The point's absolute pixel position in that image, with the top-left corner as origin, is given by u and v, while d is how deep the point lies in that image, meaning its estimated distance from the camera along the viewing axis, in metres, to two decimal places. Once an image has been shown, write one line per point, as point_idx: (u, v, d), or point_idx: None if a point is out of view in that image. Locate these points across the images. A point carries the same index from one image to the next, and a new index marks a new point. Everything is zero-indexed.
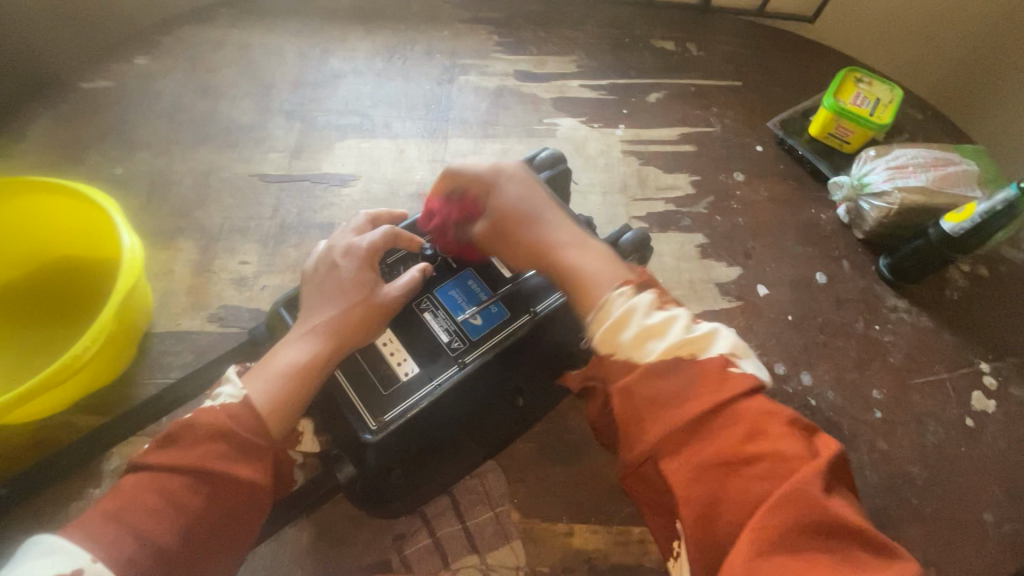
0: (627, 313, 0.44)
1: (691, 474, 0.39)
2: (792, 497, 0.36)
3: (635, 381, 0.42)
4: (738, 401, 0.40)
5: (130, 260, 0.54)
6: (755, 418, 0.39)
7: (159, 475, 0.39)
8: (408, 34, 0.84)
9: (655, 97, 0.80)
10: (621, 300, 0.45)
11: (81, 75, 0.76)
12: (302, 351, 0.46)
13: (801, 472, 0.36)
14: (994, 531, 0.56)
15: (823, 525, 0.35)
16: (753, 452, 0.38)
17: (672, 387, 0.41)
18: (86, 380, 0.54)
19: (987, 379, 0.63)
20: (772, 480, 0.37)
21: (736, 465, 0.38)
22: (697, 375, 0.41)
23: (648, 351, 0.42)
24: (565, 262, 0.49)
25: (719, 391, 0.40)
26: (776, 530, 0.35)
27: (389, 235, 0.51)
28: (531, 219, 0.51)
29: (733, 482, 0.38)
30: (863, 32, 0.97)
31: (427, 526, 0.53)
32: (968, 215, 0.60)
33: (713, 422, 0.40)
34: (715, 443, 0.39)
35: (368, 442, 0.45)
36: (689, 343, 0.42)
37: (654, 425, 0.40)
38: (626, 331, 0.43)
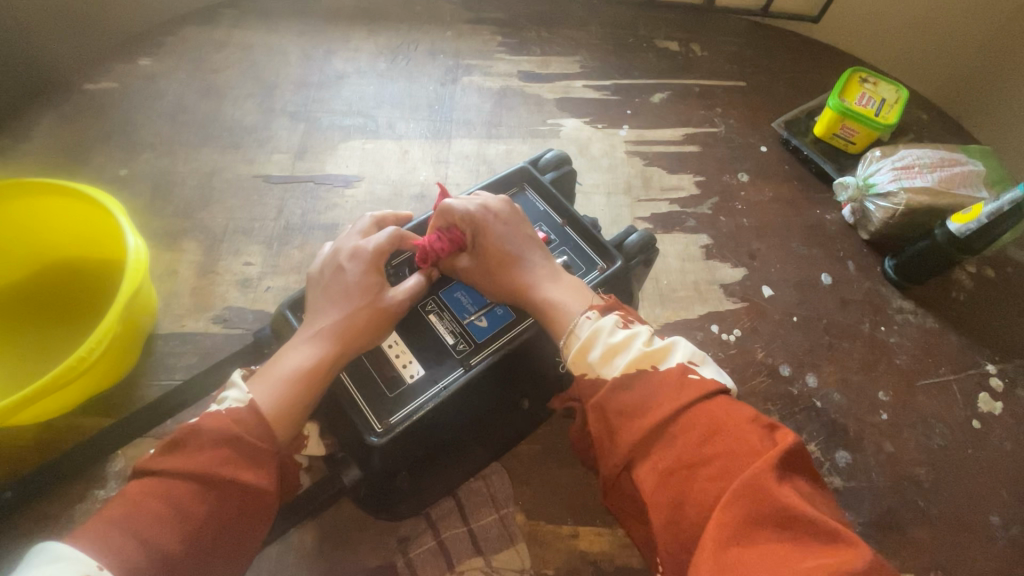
0: (594, 334, 0.45)
1: (655, 479, 0.39)
2: (744, 494, 0.35)
3: (604, 397, 0.42)
4: (696, 404, 0.40)
5: (135, 262, 0.53)
6: (712, 418, 0.39)
7: (165, 482, 0.39)
8: (411, 34, 0.84)
9: (659, 97, 0.80)
10: (587, 322, 0.45)
11: (85, 76, 0.76)
12: (308, 355, 0.45)
13: (753, 466, 0.36)
14: (1001, 534, 0.55)
15: (778, 517, 0.35)
16: (709, 453, 0.38)
17: (637, 399, 0.41)
18: (92, 382, 0.55)
19: (994, 380, 0.63)
20: (728, 477, 0.37)
21: (695, 466, 0.38)
22: (659, 384, 0.41)
23: (612, 368, 0.43)
24: (540, 292, 0.48)
25: (678, 397, 0.40)
26: (733, 526, 0.35)
27: (395, 237, 0.51)
28: (518, 263, 0.50)
29: (694, 483, 0.38)
30: (864, 31, 0.97)
31: (433, 527, 0.53)
32: (974, 216, 0.60)
33: (674, 427, 0.40)
34: (675, 447, 0.39)
35: (373, 445, 0.45)
36: (649, 356, 0.43)
37: (620, 437, 0.41)
38: (593, 352, 0.44)
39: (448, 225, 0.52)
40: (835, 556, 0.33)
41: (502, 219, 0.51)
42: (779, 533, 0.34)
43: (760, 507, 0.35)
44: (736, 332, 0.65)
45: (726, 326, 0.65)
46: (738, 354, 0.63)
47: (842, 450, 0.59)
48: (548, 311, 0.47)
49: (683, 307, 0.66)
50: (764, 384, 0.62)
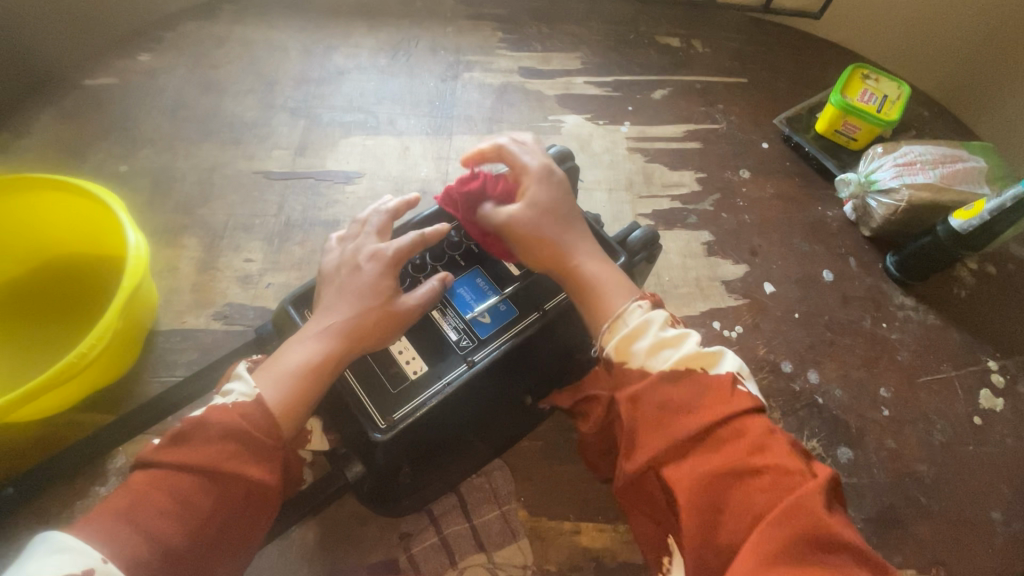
0: (645, 324, 0.45)
1: (696, 480, 0.39)
2: (793, 510, 0.36)
3: (646, 388, 0.43)
4: (745, 416, 0.41)
5: (135, 258, 0.53)
6: (761, 433, 0.40)
7: (169, 475, 0.39)
8: (412, 30, 0.84)
9: (660, 94, 0.80)
10: (637, 312, 0.46)
11: (84, 72, 0.76)
12: (315, 350, 0.45)
13: (804, 485, 0.38)
14: (1002, 530, 0.55)
15: (824, 539, 0.36)
16: (757, 464, 0.39)
17: (684, 398, 0.42)
18: (93, 378, 0.54)
19: (995, 376, 0.63)
20: (776, 492, 0.38)
21: (743, 473, 0.39)
22: (707, 388, 0.42)
23: (661, 361, 0.44)
24: (585, 266, 0.48)
25: (728, 404, 0.41)
26: (781, 540, 0.36)
27: (416, 242, 0.49)
28: (564, 225, 0.50)
29: (738, 491, 0.39)
30: (860, 32, 0.98)
31: (435, 524, 0.53)
32: (977, 212, 0.60)
33: (720, 434, 0.41)
34: (722, 454, 0.40)
35: (376, 442, 0.45)
36: (700, 358, 0.43)
37: (664, 433, 0.41)
38: (640, 342, 0.45)
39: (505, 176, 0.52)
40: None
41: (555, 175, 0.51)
42: (820, 554, 0.36)
43: (808, 527, 0.36)
44: (738, 328, 0.65)
45: (728, 323, 0.65)
46: (740, 351, 0.63)
47: (843, 446, 0.59)
48: (589, 283, 0.48)
49: (685, 303, 0.66)
50: (765, 380, 0.62)
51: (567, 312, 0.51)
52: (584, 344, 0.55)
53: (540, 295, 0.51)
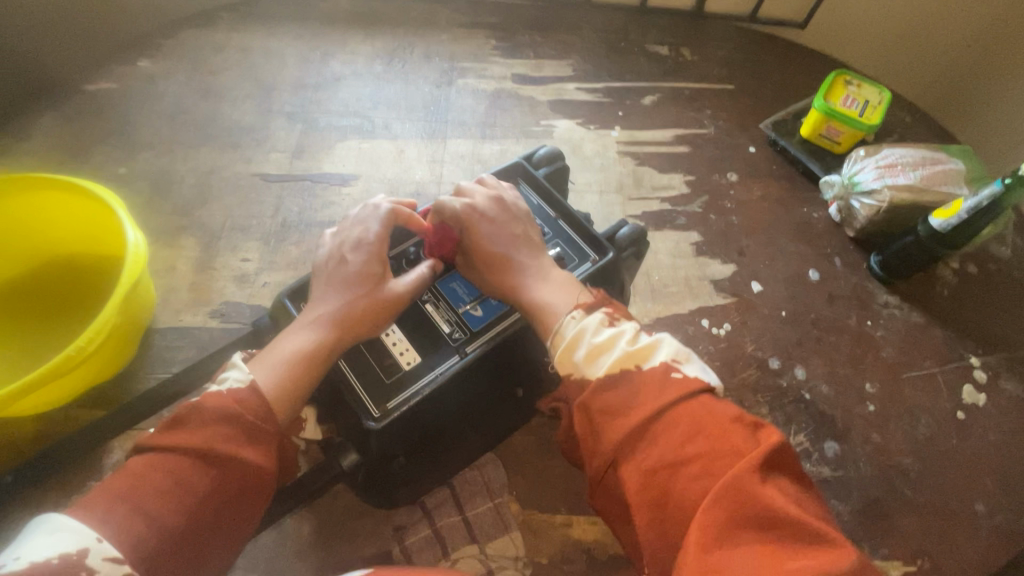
0: (579, 334, 0.46)
1: (640, 480, 0.39)
2: (726, 494, 0.36)
3: (589, 395, 0.43)
4: (680, 403, 0.41)
5: (134, 256, 0.54)
6: (696, 420, 0.40)
7: (166, 457, 0.40)
8: (407, 38, 0.86)
9: (650, 99, 0.82)
10: (572, 322, 0.46)
11: (84, 77, 0.77)
12: (307, 340, 0.46)
13: (736, 468, 0.37)
14: (986, 522, 0.56)
15: (762, 517, 0.36)
16: (691, 453, 0.39)
17: (622, 397, 0.42)
18: (90, 373, 0.55)
19: (977, 372, 0.64)
20: (711, 477, 0.38)
21: (680, 465, 0.39)
22: (642, 384, 0.42)
23: (596, 368, 0.44)
24: (526, 292, 0.49)
25: (659, 397, 0.41)
26: (717, 526, 0.36)
27: (389, 218, 0.52)
28: (498, 260, 0.50)
29: (677, 483, 0.38)
30: (838, 43, 1.00)
31: (427, 516, 0.53)
32: (955, 211, 0.62)
33: (655, 427, 0.40)
34: (659, 447, 0.40)
35: (370, 429, 0.46)
36: (633, 356, 0.43)
37: (601, 436, 0.41)
38: (578, 351, 0.45)
39: (442, 224, 0.52)
40: (820, 558, 0.34)
41: (487, 217, 0.52)
42: (760, 533, 0.35)
43: (743, 508, 0.36)
44: (726, 326, 0.66)
45: (717, 320, 0.67)
46: (728, 348, 0.65)
47: (830, 440, 0.60)
48: (533, 307, 0.48)
49: (675, 302, 0.68)
50: (752, 376, 0.63)
51: None
52: None
53: None
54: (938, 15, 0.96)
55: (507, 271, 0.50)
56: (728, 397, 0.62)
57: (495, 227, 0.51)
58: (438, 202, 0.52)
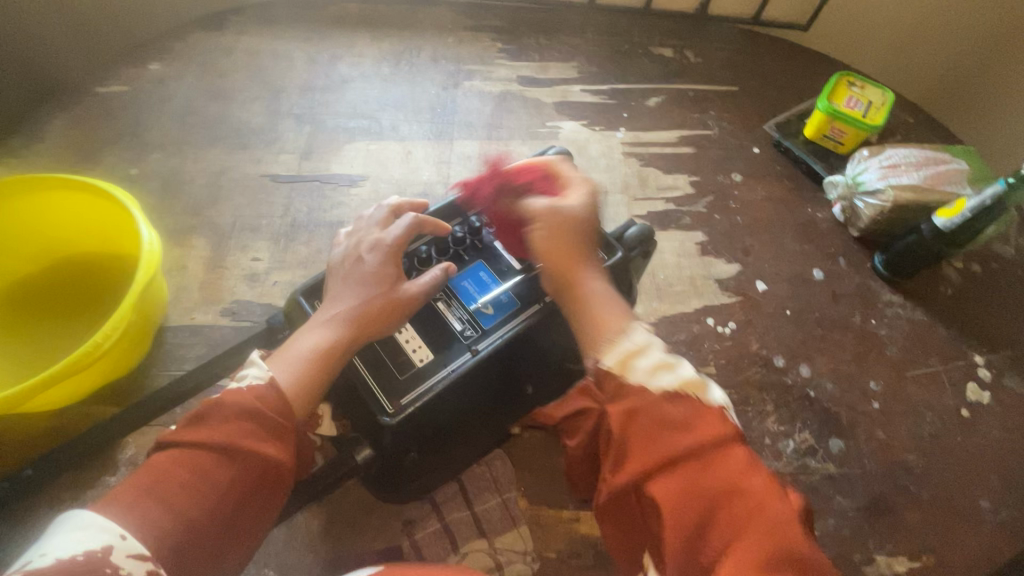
0: (644, 348, 0.45)
1: (684, 495, 0.39)
2: (775, 532, 0.37)
3: (646, 404, 0.43)
4: (735, 441, 0.41)
5: (149, 254, 0.55)
6: (749, 460, 0.41)
7: (189, 451, 0.40)
8: (414, 41, 0.87)
9: (654, 101, 0.83)
10: (640, 332, 0.47)
11: (96, 80, 0.78)
12: (324, 336, 0.47)
13: (783, 512, 0.38)
14: (991, 518, 0.57)
15: (801, 564, 0.37)
16: (743, 486, 0.39)
17: (680, 416, 0.42)
18: (104, 370, 0.56)
19: (982, 371, 0.65)
20: (759, 513, 0.38)
21: (729, 493, 0.39)
22: (703, 411, 0.42)
23: (659, 381, 0.43)
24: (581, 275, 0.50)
25: (721, 429, 0.42)
26: (760, 559, 0.36)
27: (414, 224, 0.52)
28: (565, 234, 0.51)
29: (723, 510, 0.39)
30: (841, 45, 1.01)
31: (437, 510, 0.54)
32: (958, 211, 0.62)
33: (709, 455, 0.41)
34: (711, 473, 0.40)
35: (385, 425, 0.47)
36: (697, 385, 0.44)
37: (653, 447, 0.41)
38: (640, 361, 0.45)
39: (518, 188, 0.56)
40: None
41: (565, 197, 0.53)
42: None
43: (786, 549, 0.37)
44: (731, 324, 0.67)
45: (722, 319, 0.67)
46: (733, 346, 0.65)
47: (835, 438, 0.60)
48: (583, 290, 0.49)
49: (680, 300, 0.68)
50: (757, 374, 0.64)
51: None
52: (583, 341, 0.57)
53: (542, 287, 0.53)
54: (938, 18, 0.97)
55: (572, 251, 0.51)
56: (733, 394, 0.62)
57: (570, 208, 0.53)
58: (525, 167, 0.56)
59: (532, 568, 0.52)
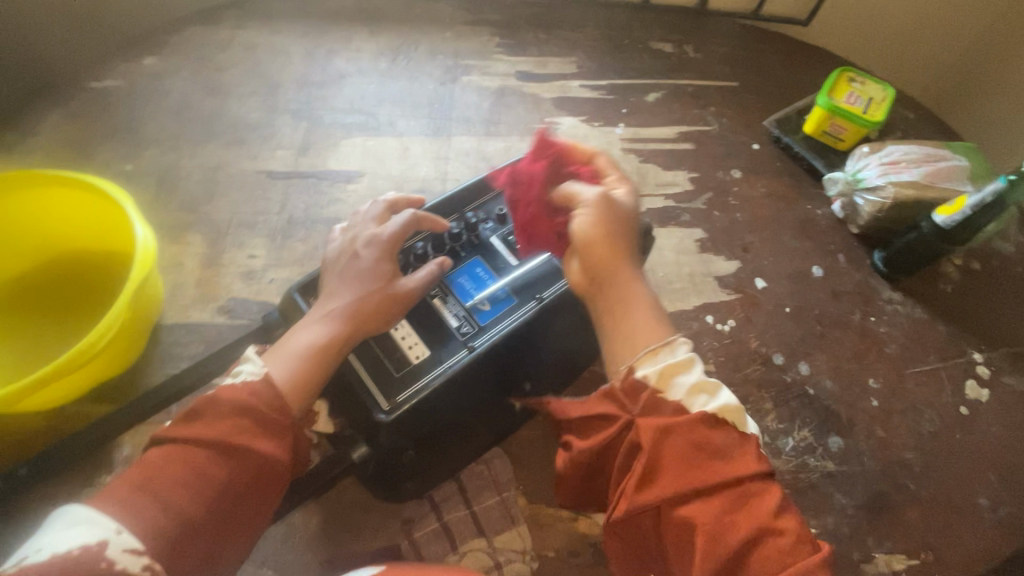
0: (689, 363, 0.44)
1: (714, 527, 0.39)
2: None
3: (685, 426, 0.42)
4: (769, 479, 0.41)
5: (143, 251, 0.54)
6: (782, 500, 0.41)
7: (184, 448, 0.40)
8: (412, 36, 0.86)
9: (654, 97, 0.82)
10: (686, 348, 0.45)
11: (90, 75, 0.77)
12: (320, 333, 0.46)
13: (817, 557, 0.38)
14: (989, 516, 0.57)
15: None
16: (779, 526, 0.39)
17: (718, 446, 0.41)
18: (100, 368, 0.55)
19: (981, 368, 0.65)
20: (791, 555, 0.38)
21: (763, 531, 0.39)
22: (740, 443, 0.42)
23: (700, 404, 0.42)
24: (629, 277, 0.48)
25: (757, 465, 0.41)
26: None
27: (412, 221, 0.52)
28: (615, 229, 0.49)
29: (755, 549, 0.38)
30: (841, 41, 1.00)
31: (435, 510, 0.54)
32: (958, 208, 0.62)
33: (743, 488, 0.40)
34: (746, 509, 0.40)
35: (380, 423, 0.46)
36: (739, 412, 0.43)
37: (687, 474, 0.40)
38: (682, 377, 0.43)
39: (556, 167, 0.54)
40: None
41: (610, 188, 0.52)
42: None
43: None
44: (730, 322, 0.66)
45: (721, 317, 0.67)
46: (732, 344, 0.65)
47: (834, 435, 0.60)
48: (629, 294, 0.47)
49: (679, 298, 0.68)
50: (756, 372, 0.63)
51: (565, 299, 0.52)
52: (582, 339, 0.57)
53: (538, 283, 0.52)
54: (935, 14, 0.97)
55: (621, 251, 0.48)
56: (732, 392, 0.62)
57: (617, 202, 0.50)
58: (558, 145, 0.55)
59: (531, 567, 0.51)
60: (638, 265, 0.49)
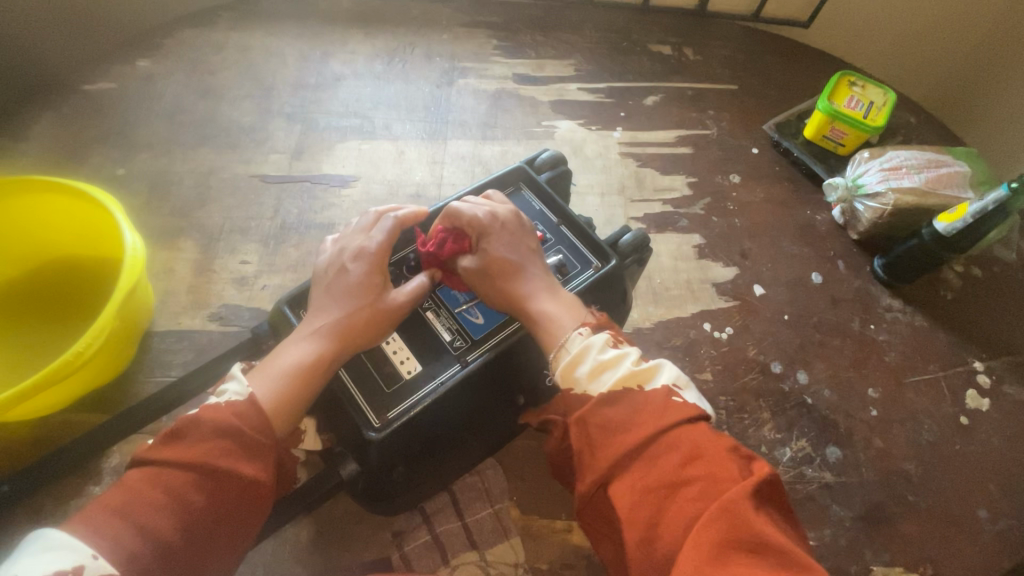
0: (584, 350, 0.45)
1: (633, 498, 0.39)
2: (721, 513, 0.36)
3: (588, 411, 0.43)
4: (679, 427, 0.40)
5: (132, 259, 0.54)
6: (695, 444, 0.39)
7: (163, 471, 0.39)
8: (408, 38, 0.85)
9: (652, 100, 0.81)
10: (578, 338, 0.46)
11: (83, 78, 0.77)
12: (308, 351, 0.46)
13: (730, 491, 0.36)
14: (989, 528, 0.56)
15: (751, 541, 0.35)
16: (689, 475, 0.38)
17: (622, 415, 0.42)
18: (88, 377, 0.55)
19: (981, 377, 0.64)
20: (709, 499, 0.37)
21: (677, 485, 0.38)
22: (643, 404, 0.42)
23: (600, 386, 0.43)
24: (532, 305, 0.48)
25: (661, 418, 0.41)
26: (709, 545, 0.35)
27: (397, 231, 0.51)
28: (513, 270, 0.49)
29: (672, 503, 0.38)
30: (841, 43, 1.00)
31: (427, 522, 0.53)
32: (960, 215, 0.61)
33: (653, 449, 0.40)
34: (657, 468, 0.39)
35: (371, 440, 0.46)
36: (636, 375, 0.43)
37: (599, 455, 0.41)
38: (581, 368, 0.45)
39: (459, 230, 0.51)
40: None
41: (507, 228, 0.51)
42: (749, 559, 0.34)
43: (734, 531, 0.35)
44: (728, 330, 0.66)
45: (718, 324, 0.66)
46: (730, 352, 0.64)
47: (832, 446, 0.60)
48: (537, 321, 0.48)
49: (676, 305, 0.67)
50: (754, 381, 0.63)
51: None
52: None
53: None
54: (937, 19, 0.96)
55: (522, 281, 0.49)
56: (729, 402, 0.61)
57: (511, 241, 0.51)
58: (453, 209, 0.51)
59: None
60: (539, 286, 0.49)
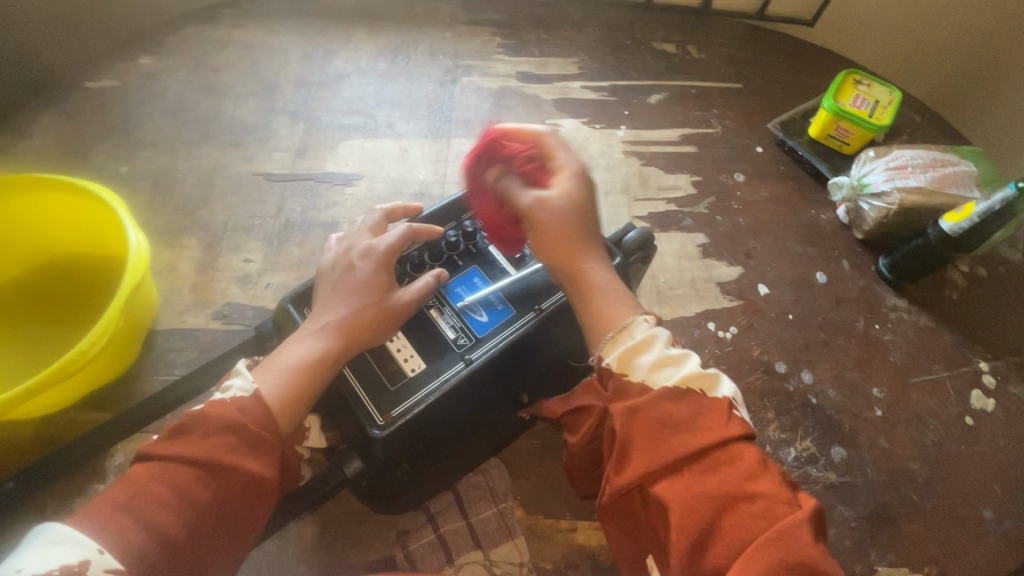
0: (649, 339, 0.45)
1: (687, 502, 0.39)
2: (781, 537, 0.36)
3: (646, 404, 0.42)
4: (740, 441, 0.40)
5: (136, 258, 0.53)
6: (757, 463, 0.40)
7: (168, 467, 0.39)
8: (411, 35, 0.85)
9: (656, 98, 0.81)
10: (643, 326, 0.45)
11: (85, 75, 0.76)
12: (313, 347, 0.45)
13: (792, 516, 0.37)
14: (994, 528, 0.56)
15: (809, 570, 0.35)
16: (749, 491, 0.38)
17: (682, 415, 0.41)
18: (92, 376, 0.55)
19: (986, 377, 0.64)
20: (767, 519, 0.37)
21: (735, 499, 0.38)
22: (706, 409, 0.42)
23: (663, 379, 0.43)
24: (592, 272, 0.48)
25: (726, 428, 0.41)
26: (767, 567, 0.35)
27: (406, 235, 0.51)
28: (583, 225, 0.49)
29: (727, 515, 0.38)
30: (845, 41, 0.99)
31: (432, 521, 0.53)
32: (966, 215, 0.61)
33: (714, 457, 0.40)
34: (715, 477, 0.39)
35: (374, 437, 0.45)
36: (702, 379, 0.43)
37: (654, 451, 0.41)
38: (643, 357, 0.44)
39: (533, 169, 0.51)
40: None
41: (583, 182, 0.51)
42: None
43: (793, 556, 0.35)
44: (732, 329, 0.66)
45: (723, 324, 0.66)
46: (734, 352, 0.64)
47: (837, 446, 0.59)
48: (597, 289, 0.47)
49: (680, 305, 0.67)
50: (758, 381, 0.63)
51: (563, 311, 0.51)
52: (581, 345, 0.55)
53: (537, 292, 0.51)
54: (940, 20, 0.96)
55: (588, 245, 0.49)
56: None
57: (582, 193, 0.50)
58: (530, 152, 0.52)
59: None
60: (600, 258, 0.49)
